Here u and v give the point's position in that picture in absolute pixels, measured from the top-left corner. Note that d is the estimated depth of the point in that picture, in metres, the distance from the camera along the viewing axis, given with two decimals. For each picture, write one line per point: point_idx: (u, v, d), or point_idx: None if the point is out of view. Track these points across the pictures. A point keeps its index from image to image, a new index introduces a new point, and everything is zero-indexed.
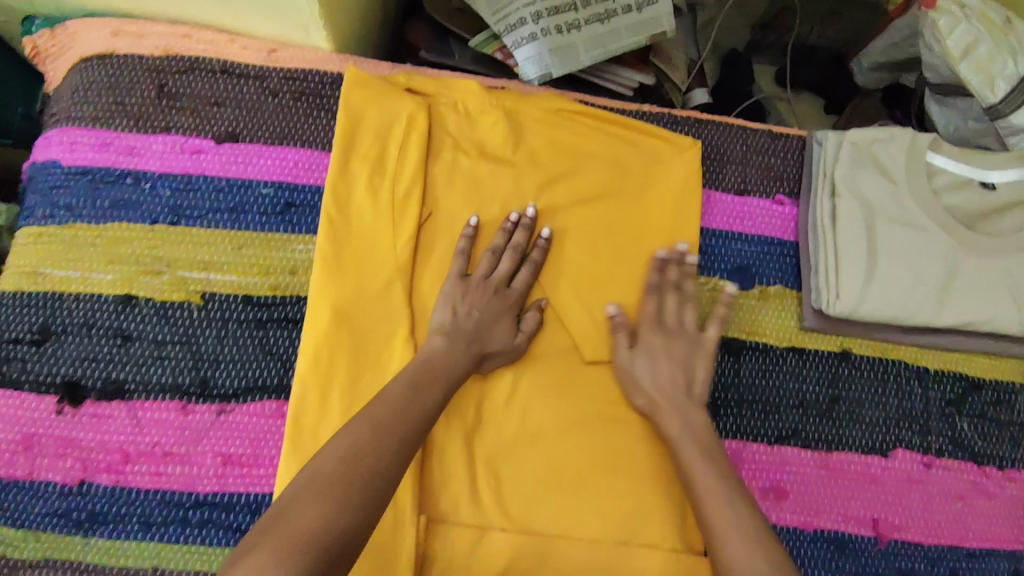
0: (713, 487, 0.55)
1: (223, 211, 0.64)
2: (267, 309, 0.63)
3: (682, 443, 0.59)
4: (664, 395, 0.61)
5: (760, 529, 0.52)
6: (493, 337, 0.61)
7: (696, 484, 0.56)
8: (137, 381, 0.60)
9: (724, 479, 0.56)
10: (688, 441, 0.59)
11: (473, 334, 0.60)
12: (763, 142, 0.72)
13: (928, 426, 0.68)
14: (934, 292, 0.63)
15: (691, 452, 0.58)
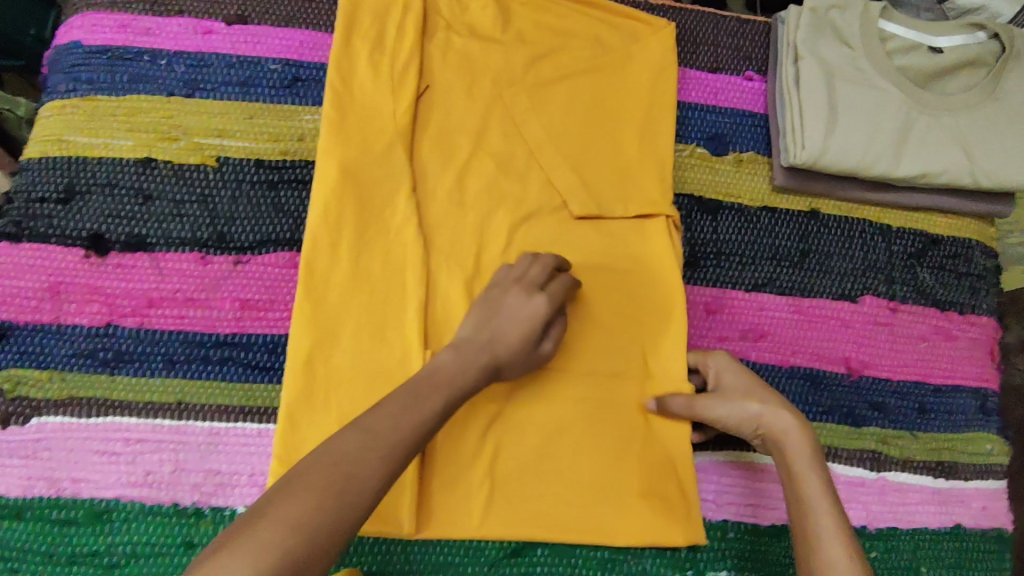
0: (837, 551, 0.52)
1: (235, 85, 0.69)
2: (278, 172, 0.67)
3: (798, 457, 0.58)
4: (780, 413, 0.60)
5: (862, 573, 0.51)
6: (524, 345, 0.59)
7: (805, 500, 0.55)
8: (158, 235, 0.64)
9: (832, 498, 0.55)
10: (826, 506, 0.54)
11: (492, 339, 0.57)
12: (732, 26, 0.78)
13: (893, 275, 0.74)
14: (892, 144, 0.70)
15: (812, 473, 0.57)
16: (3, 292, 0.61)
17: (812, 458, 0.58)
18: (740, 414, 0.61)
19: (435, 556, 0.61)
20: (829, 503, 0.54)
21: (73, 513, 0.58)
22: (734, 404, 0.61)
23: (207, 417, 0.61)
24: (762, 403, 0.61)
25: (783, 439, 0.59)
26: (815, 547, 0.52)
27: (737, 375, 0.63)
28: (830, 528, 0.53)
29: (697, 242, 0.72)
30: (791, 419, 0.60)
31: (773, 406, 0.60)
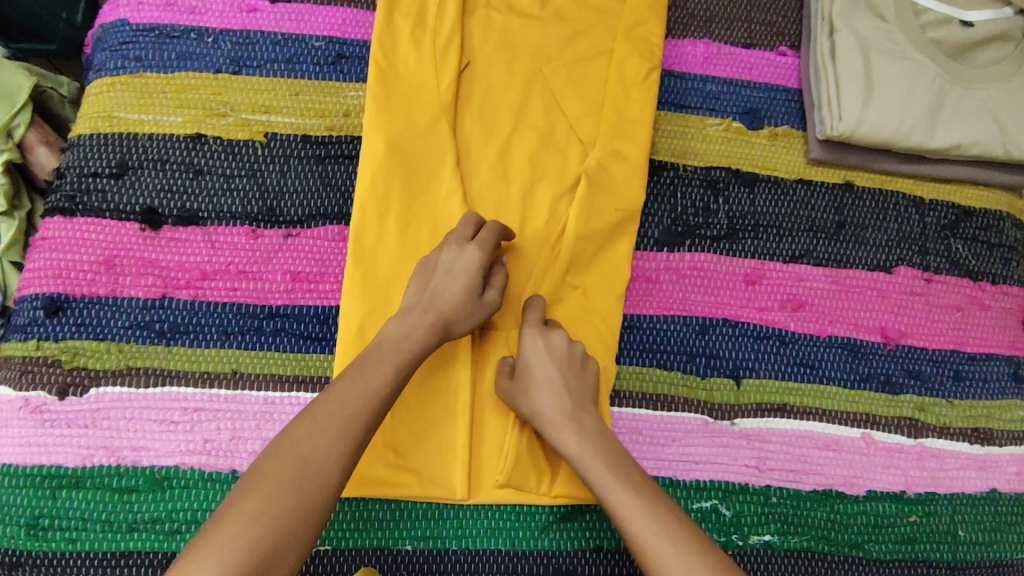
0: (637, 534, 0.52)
1: (280, 62, 0.70)
2: (325, 147, 0.68)
3: (569, 443, 0.58)
4: (552, 407, 0.59)
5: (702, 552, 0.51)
6: (460, 304, 0.60)
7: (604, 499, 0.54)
8: (208, 209, 0.65)
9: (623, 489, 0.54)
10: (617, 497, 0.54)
11: (433, 300, 0.60)
12: (765, 1, 0.79)
13: (927, 247, 0.75)
14: (926, 115, 0.71)
15: (590, 461, 0.56)
16: (60, 264, 0.62)
17: (581, 446, 0.57)
18: (541, 401, 0.59)
19: (487, 521, 0.62)
20: (619, 484, 0.55)
21: (134, 481, 0.58)
22: (528, 395, 0.60)
23: (263, 386, 0.61)
24: (545, 394, 0.59)
25: (559, 429, 0.58)
26: (628, 524, 0.53)
27: (541, 363, 0.60)
28: (630, 505, 0.53)
29: (735, 215, 0.73)
30: (558, 409, 0.59)
31: (552, 396, 0.59)
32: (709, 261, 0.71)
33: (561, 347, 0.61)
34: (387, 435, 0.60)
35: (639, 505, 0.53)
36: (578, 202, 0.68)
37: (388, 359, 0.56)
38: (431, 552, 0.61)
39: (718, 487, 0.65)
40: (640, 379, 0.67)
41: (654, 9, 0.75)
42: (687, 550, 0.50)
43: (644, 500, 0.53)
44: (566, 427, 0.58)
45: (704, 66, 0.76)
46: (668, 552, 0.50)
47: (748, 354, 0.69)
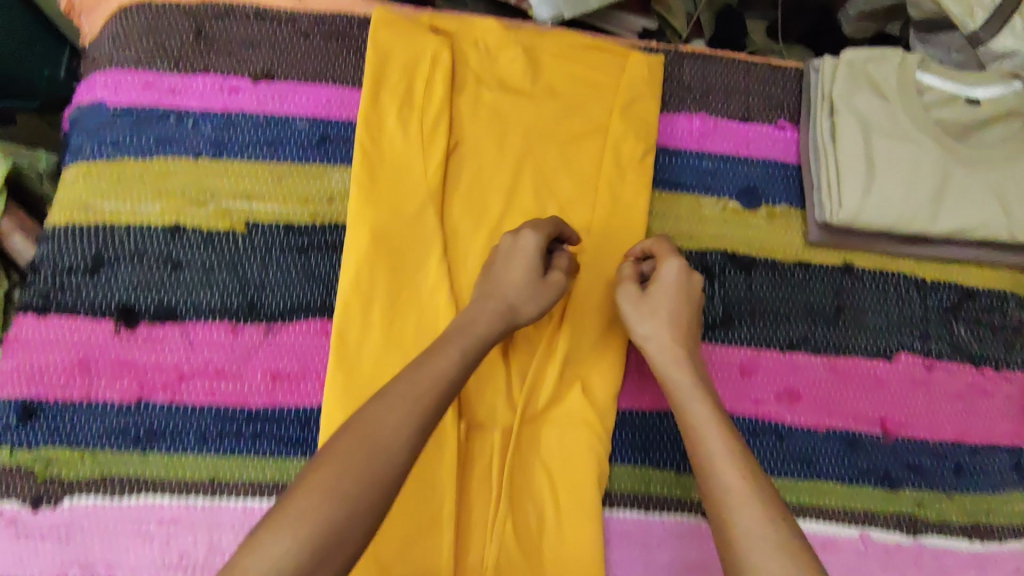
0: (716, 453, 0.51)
1: (262, 146, 0.67)
2: (307, 236, 0.66)
3: (676, 374, 0.57)
4: (667, 337, 0.60)
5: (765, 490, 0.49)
6: (529, 278, 0.60)
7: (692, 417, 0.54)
8: (187, 304, 0.63)
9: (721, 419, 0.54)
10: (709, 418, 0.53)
11: (495, 287, 0.60)
12: (763, 73, 0.76)
13: (929, 332, 0.73)
14: (930, 200, 0.68)
15: (693, 395, 0.55)
16: (34, 368, 0.60)
17: (688, 378, 0.57)
18: (651, 325, 0.60)
19: None
20: (714, 422, 0.53)
21: None
22: (640, 318, 0.61)
23: (241, 494, 0.60)
24: (657, 323, 0.60)
25: (666, 361, 0.59)
26: (707, 455, 0.51)
27: (663, 291, 0.61)
28: (716, 441, 0.52)
29: (730, 300, 0.71)
30: (670, 341, 0.59)
31: (664, 325, 0.60)
32: (704, 350, 0.69)
33: (677, 282, 0.61)
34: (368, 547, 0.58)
35: (729, 445, 0.51)
36: (576, 284, 0.67)
37: (452, 342, 0.55)
38: None
39: None
40: (633, 479, 0.64)
41: (649, 84, 0.73)
42: (758, 500, 0.48)
43: (734, 445, 0.51)
44: (676, 360, 0.58)
45: (700, 141, 0.74)
46: (736, 492, 0.48)
47: None
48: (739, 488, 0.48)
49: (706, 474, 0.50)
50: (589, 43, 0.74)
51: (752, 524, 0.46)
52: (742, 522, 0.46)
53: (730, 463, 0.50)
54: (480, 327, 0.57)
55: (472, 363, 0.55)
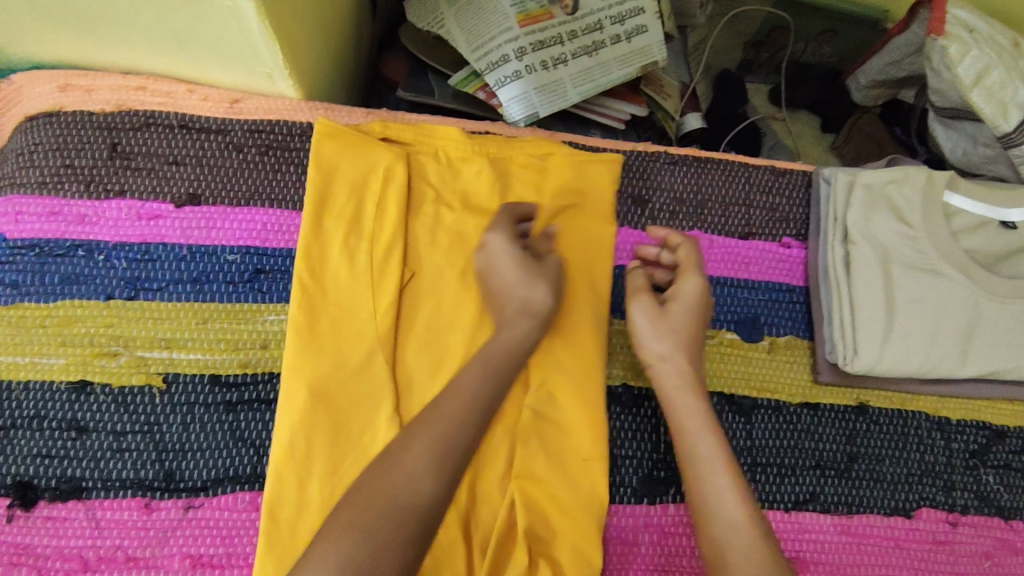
0: (729, 506, 0.50)
1: (185, 283, 0.58)
2: (237, 390, 0.57)
3: (685, 404, 0.55)
4: (682, 359, 0.57)
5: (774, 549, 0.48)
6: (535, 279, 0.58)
7: (702, 462, 0.52)
8: (95, 476, 0.54)
9: (732, 469, 0.52)
10: (722, 471, 0.52)
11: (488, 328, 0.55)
12: (766, 179, 0.68)
13: (953, 481, 0.64)
14: (957, 342, 0.59)
15: (706, 435, 0.54)
16: None
17: (700, 412, 0.55)
18: (667, 342, 0.57)
19: None
20: (723, 464, 0.52)
21: None
22: (655, 334, 0.58)
23: None
24: (675, 344, 0.57)
25: (681, 390, 0.56)
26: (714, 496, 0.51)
27: (684, 309, 0.58)
28: (724, 485, 0.51)
29: None
30: (685, 369, 0.57)
31: (681, 346, 0.57)
32: None
33: (695, 297, 0.59)
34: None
35: (739, 495, 0.51)
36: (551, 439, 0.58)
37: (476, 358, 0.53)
38: None
39: None
40: None
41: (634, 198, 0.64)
42: (767, 554, 0.47)
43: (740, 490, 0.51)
44: (687, 388, 0.56)
45: None
46: (738, 542, 0.48)
47: None
48: (747, 539, 0.48)
49: (710, 516, 0.50)
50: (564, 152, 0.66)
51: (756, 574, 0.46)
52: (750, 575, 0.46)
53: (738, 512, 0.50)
54: (507, 338, 0.55)
55: (499, 374, 0.53)
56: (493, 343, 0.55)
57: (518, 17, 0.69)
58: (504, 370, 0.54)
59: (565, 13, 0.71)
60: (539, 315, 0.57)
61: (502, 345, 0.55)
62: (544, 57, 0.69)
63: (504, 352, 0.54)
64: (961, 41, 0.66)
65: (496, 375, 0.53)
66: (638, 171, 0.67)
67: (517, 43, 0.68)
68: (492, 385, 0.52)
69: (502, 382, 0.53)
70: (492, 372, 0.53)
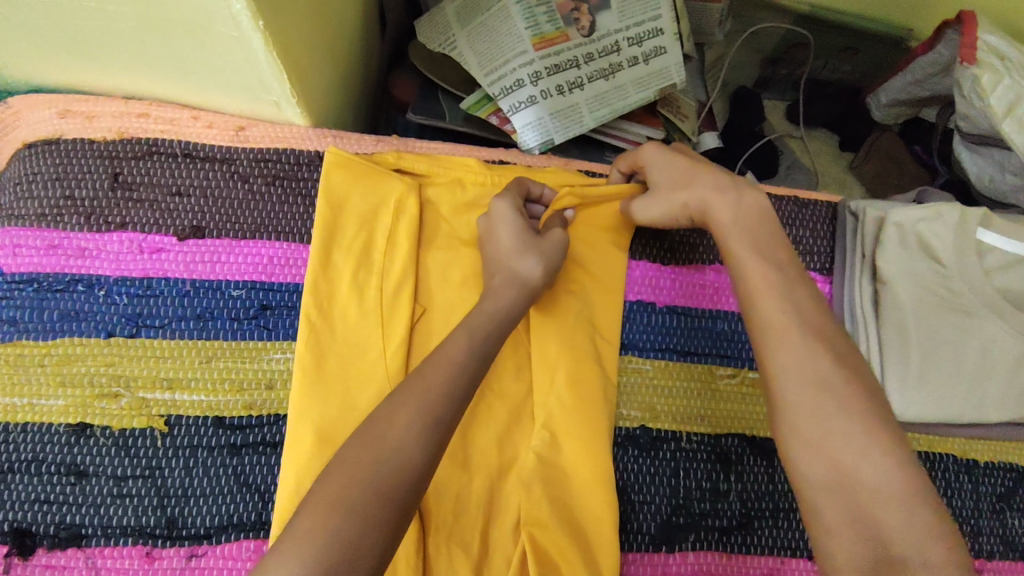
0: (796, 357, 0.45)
1: (189, 319, 0.56)
2: (241, 432, 0.55)
3: (730, 254, 0.51)
4: (713, 194, 0.53)
5: (864, 421, 0.42)
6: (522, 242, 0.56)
7: (761, 312, 0.48)
8: (95, 523, 0.52)
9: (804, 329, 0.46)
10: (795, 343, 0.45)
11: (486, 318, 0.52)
12: (788, 210, 0.65)
13: (980, 526, 0.62)
14: (990, 386, 0.57)
15: (770, 291, 0.48)
16: None
17: (741, 257, 0.50)
18: (671, 207, 0.56)
19: None
20: (792, 328, 0.46)
21: None
22: (660, 204, 0.57)
23: None
24: (674, 198, 0.55)
25: (699, 211, 0.54)
26: (784, 361, 0.45)
27: (659, 168, 0.57)
28: (798, 350, 0.45)
29: (750, 496, 0.59)
30: (698, 208, 0.54)
31: (679, 196, 0.55)
32: (719, 562, 0.58)
33: (664, 159, 0.57)
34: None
35: (813, 361, 0.45)
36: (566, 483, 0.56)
37: (462, 325, 0.51)
38: None
39: None
40: None
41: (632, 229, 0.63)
42: (869, 439, 0.42)
43: (818, 348, 0.45)
44: (731, 246, 0.52)
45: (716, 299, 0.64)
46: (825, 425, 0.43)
47: None
48: (843, 426, 0.42)
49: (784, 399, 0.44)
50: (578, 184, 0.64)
51: (855, 475, 0.41)
52: (856, 472, 0.41)
53: (811, 392, 0.44)
54: (492, 305, 0.53)
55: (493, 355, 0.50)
56: (478, 311, 0.52)
57: (534, 40, 0.66)
58: (492, 343, 0.51)
59: (581, 35, 0.68)
60: (527, 283, 0.55)
61: (486, 311, 0.52)
62: (560, 82, 0.67)
63: (489, 318, 0.52)
64: (992, 69, 0.65)
65: (483, 346, 0.50)
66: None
67: (532, 67, 0.66)
68: (476, 356, 0.49)
69: (485, 353, 0.50)
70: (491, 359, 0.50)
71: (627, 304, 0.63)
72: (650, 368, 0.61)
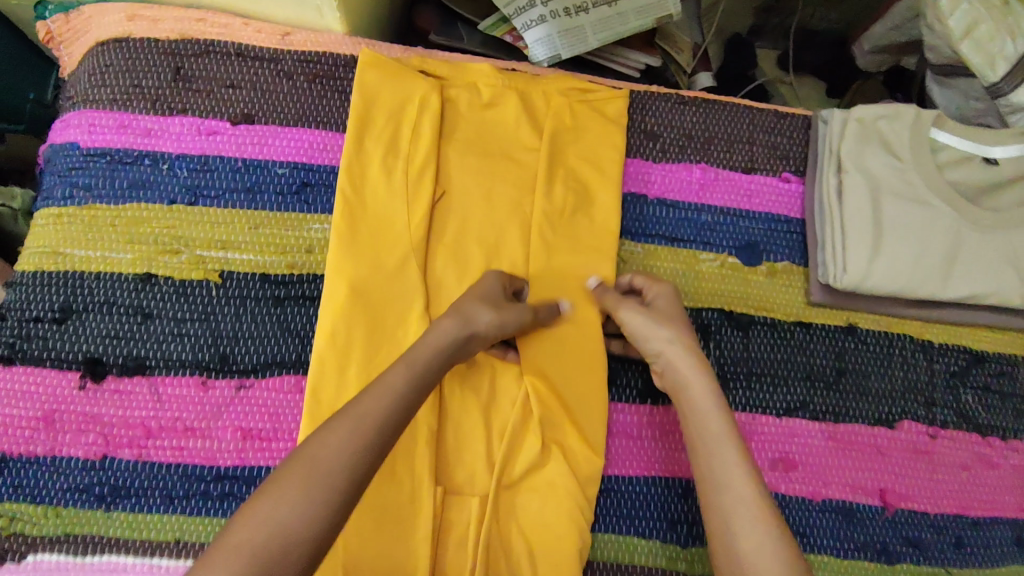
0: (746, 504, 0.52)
1: (240, 192, 0.65)
2: (285, 287, 0.64)
3: (705, 408, 0.57)
4: (682, 346, 0.60)
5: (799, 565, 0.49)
6: (486, 303, 0.59)
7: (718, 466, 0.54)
8: (158, 357, 0.61)
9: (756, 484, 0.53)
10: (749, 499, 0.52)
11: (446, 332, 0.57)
12: (770, 121, 0.73)
13: (934, 397, 0.69)
14: (939, 265, 0.65)
15: (725, 444, 0.55)
16: None
17: (718, 417, 0.57)
18: (646, 335, 0.61)
19: None
20: (745, 478, 0.53)
21: None
22: (655, 325, 0.61)
23: None
24: (675, 330, 0.61)
25: (681, 362, 0.60)
26: (740, 514, 0.52)
27: (668, 304, 0.63)
28: (752, 508, 0.52)
29: (726, 361, 0.68)
30: (682, 352, 0.60)
31: (682, 335, 0.61)
32: None
33: (669, 298, 0.63)
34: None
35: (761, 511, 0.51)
36: (563, 340, 0.65)
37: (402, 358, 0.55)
38: None
39: None
40: (615, 548, 0.62)
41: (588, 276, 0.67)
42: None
43: (764, 512, 0.52)
44: (709, 402, 0.57)
45: (699, 193, 0.71)
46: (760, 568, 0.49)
47: None
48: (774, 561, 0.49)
49: (734, 539, 0.51)
50: (573, 99, 0.70)
51: None
52: None
53: (760, 536, 0.50)
54: (434, 339, 0.56)
55: (425, 378, 0.54)
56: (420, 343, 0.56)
57: None
58: (429, 376, 0.55)
59: None
60: (475, 328, 0.58)
61: (427, 346, 0.56)
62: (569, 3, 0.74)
63: (430, 353, 0.56)
64: None
65: (420, 377, 0.54)
66: (643, 108, 0.72)
67: None
68: (414, 387, 0.53)
69: (424, 386, 0.54)
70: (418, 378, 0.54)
71: (624, 195, 0.70)
72: (641, 251, 0.69)
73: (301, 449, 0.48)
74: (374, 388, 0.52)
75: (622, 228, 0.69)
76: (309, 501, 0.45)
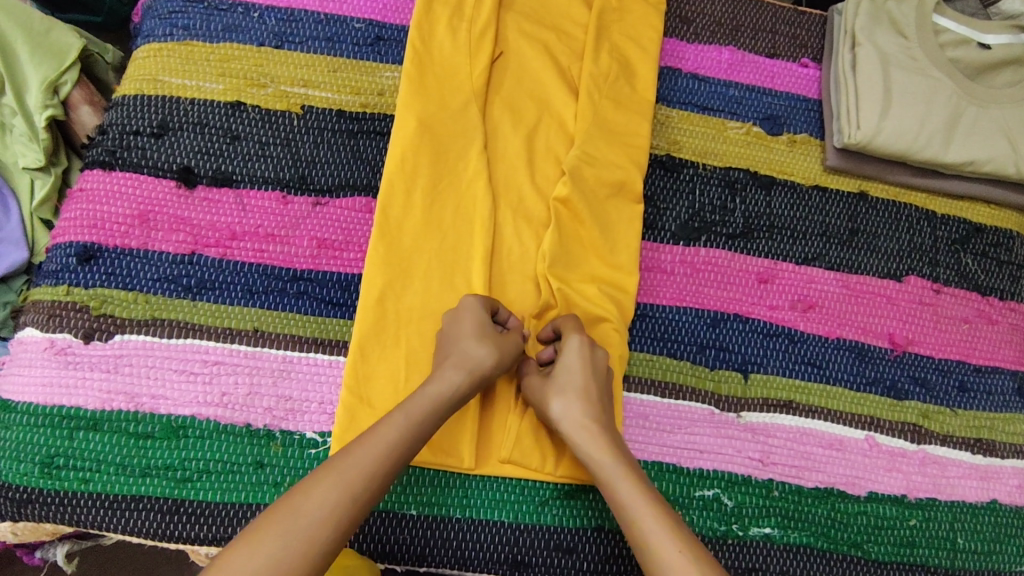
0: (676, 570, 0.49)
1: (321, 40, 0.72)
2: (358, 123, 0.71)
3: (614, 475, 0.55)
4: (580, 412, 0.59)
5: None
6: (484, 342, 0.60)
7: (643, 535, 0.52)
8: (243, 173, 0.68)
9: (686, 544, 0.50)
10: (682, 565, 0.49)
11: (456, 357, 0.59)
12: (790, 15, 0.82)
13: (937, 258, 0.76)
14: (943, 130, 0.73)
15: (642, 511, 0.53)
16: (96, 215, 0.65)
17: (629, 484, 0.55)
18: (548, 401, 0.60)
19: (491, 492, 0.63)
20: (670, 538, 0.50)
21: (150, 428, 0.60)
22: (548, 396, 0.60)
23: (282, 345, 0.64)
24: (567, 399, 0.59)
25: (580, 433, 0.58)
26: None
27: (571, 368, 0.60)
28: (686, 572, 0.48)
29: (750, 215, 0.75)
30: (584, 419, 0.59)
31: (575, 402, 0.59)
32: (724, 257, 0.73)
33: (572, 355, 0.61)
34: (370, 399, 0.62)
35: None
36: (608, 184, 0.71)
37: (400, 409, 0.55)
38: (434, 518, 0.62)
39: (704, 472, 0.66)
40: (650, 366, 0.68)
41: (627, 171, 0.72)
42: None
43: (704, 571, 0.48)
44: (619, 472, 0.56)
45: (727, 71, 0.79)
46: None
47: (758, 349, 0.71)
48: None
49: None
50: None
51: None
52: None
53: None
54: (434, 390, 0.57)
55: (421, 427, 0.55)
56: (418, 394, 0.57)
57: None
58: (424, 428, 0.56)
59: None
60: (479, 372, 0.59)
61: (426, 398, 0.57)
62: None
63: (429, 405, 0.56)
64: None
65: (416, 429, 0.55)
66: None
67: None
68: (408, 439, 0.54)
69: (421, 435, 0.56)
70: (414, 428, 0.55)
71: (660, 68, 0.78)
72: (675, 116, 0.77)
73: (279, 506, 0.48)
74: (362, 442, 0.53)
75: (658, 95, 0.77)
76: (285, 555, 0.45)
